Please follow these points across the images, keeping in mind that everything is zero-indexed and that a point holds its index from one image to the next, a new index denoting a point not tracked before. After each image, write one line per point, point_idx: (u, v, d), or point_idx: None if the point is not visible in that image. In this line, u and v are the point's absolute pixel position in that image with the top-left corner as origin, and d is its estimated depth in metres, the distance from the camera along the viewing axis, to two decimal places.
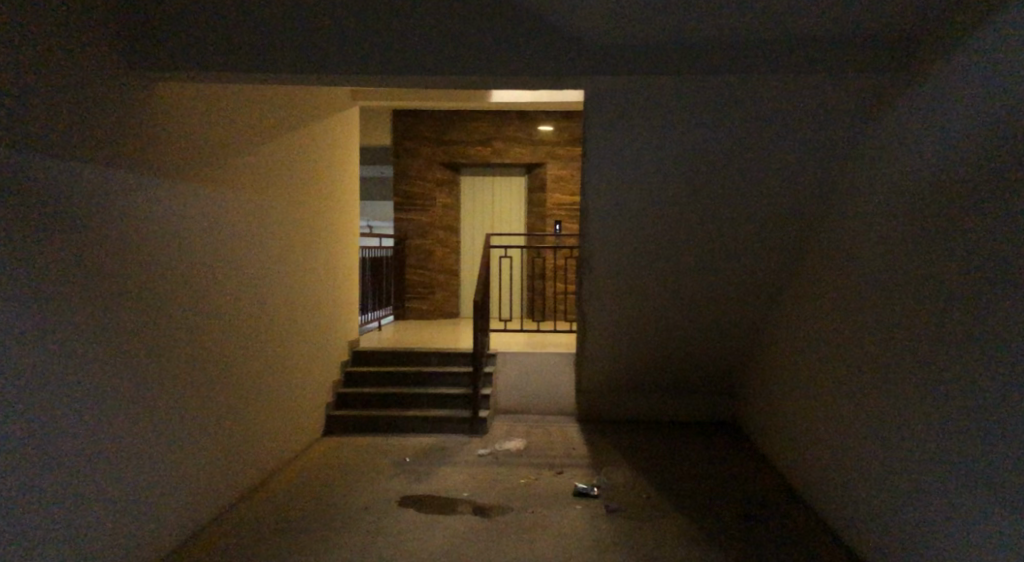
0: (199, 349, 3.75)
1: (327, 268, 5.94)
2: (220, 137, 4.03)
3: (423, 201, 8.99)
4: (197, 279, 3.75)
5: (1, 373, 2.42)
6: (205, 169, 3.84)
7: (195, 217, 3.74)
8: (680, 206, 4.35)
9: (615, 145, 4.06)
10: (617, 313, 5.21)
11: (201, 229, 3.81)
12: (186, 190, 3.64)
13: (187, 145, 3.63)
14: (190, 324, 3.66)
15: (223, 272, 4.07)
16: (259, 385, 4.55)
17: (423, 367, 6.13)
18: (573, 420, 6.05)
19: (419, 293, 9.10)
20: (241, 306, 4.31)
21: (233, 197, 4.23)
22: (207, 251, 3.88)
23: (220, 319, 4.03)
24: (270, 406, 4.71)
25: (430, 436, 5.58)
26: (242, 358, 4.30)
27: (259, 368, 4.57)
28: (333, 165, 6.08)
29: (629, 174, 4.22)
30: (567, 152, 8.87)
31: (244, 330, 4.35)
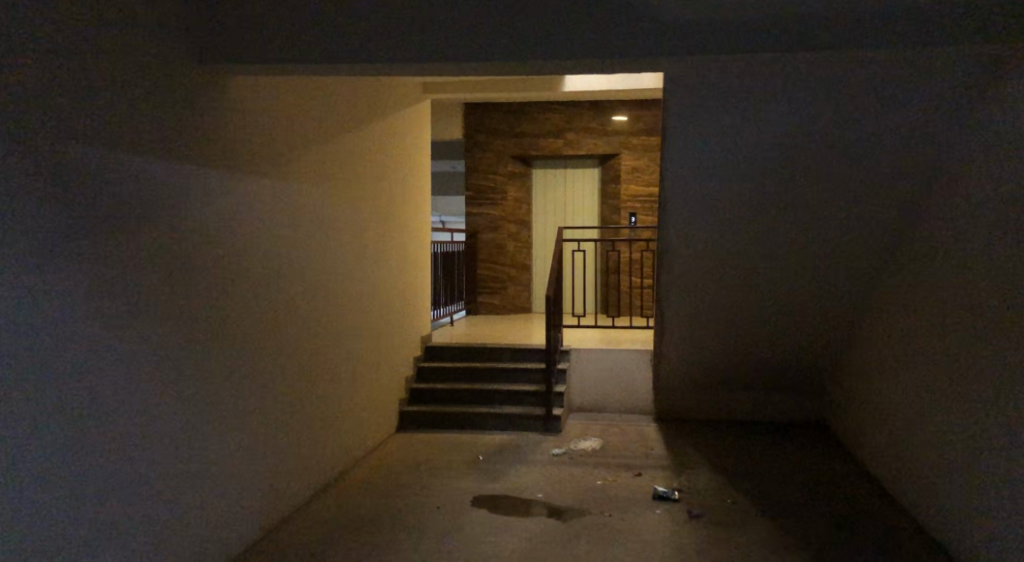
0: (268, 346, 3.74)
1: (399, 262, 5.91)
2: (289, 131, 4.01)
3: (495, 195, 8.90)
4: (267, 275, 3.74)
5: (86, 374, 2.44)
6: (274, 162, 3.83)
7: (263, 213, 3.73)
8: (765, 192, 4.08)
9: (694, 128, 3.83)
10: (697, 307, 4.96)
11: (270, 225, 3.80)
12: (254, 186, 3.63)
13: (255, 140, 3.61)
14: (259, 320, 3.65)
15: (293, 268, 4.06)
16: (330, 382, 4.54)
17: (495, 363, 6.03)
18: (650, 419, 5.83)
19: (492, 288, 9.02)
20: (312, 303, 4.29)
21: (303, 193, 4.22)
22: (276, 247, 3.87)
23: (292, 315, 4.03)
24: (341, 403, 4.69)
25: (503, 432, 5.47)
26: (313, 354, 4.29)
27: (331, 365, 4.56)
28: (405, 160, 6.05)
29: (710, 158, 3.98)
30: (642, 142, 8.62)
31: (315, 326, 4.34)
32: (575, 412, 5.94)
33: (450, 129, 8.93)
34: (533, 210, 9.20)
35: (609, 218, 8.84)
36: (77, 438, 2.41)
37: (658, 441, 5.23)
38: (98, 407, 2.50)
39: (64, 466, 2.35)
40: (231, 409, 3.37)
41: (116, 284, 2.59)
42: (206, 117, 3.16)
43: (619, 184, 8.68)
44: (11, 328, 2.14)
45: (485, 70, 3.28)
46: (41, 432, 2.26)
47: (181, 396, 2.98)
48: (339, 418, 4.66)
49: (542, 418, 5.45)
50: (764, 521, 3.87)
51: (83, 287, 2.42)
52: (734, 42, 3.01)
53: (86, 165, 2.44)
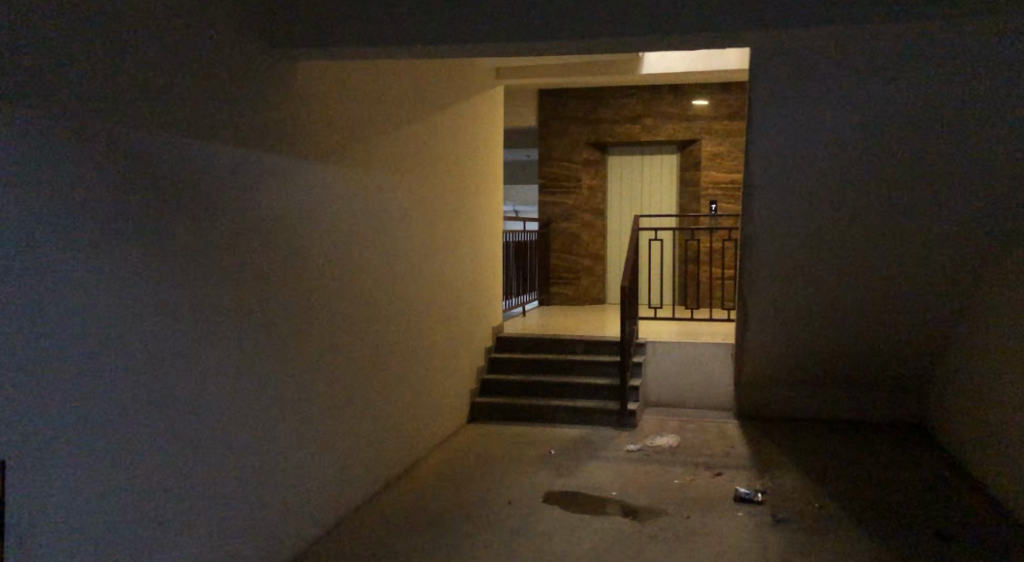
0: (335, 335, 3.71)
1: (471, 250, 5.84)
2: (357, 121, 3.95)
3: (569, 183, 8.71)
4: (334, 264, 3.70)
5: (158, 365, 2.44)
6: (341, 153, 3.78)
7: (331, 202, 3.68)
8: (860, 178, 3.76)
9: (781, 112, 3.55)
10: (782, 302, 4.66)
11: (337, 214, 3.76)
12: (322, 175, 3.58)
13: (322, 129, 3.57)
14: (326, 309, 3.62)
15: (361, 256, 4.01)
16: (399, 372, 4.49)
17: (568, 355, 5.88)
18: (730, 416, 5.56)
19: (565, 278, 8.85)
20: (381, 293, 4.25)
21: (373, 181, 4.17)
22: (344, 236, 3.82)
23: (360, 304, 3.99)
24: (410, 393, 4.65)
25: (576, 426, 5.32)
26: (382, 344, 4.25)
27: (400, 355, 4.51)
28: (477, 148, 5.95)
29: (798, 144, 3.69)
30: (724, 127, 8.26)
31: (384, 316, 4.29)
32: (650, 407, 5.72)
33: (523, 116, 8.79)
34: (608, 199, 8.98)
35: (688, 206, 8.54)
36: (146, 427, 2.39)
37: (738, 439, 4.96)
38: (166, 397, 2.48)
39: (133, 455, 2.34)
40: (297, 398, 3.35)
41: (185, 272, 2.57)
42: (274, 103, 3.13)
43: (699, 171, 8.37)
44: (87, 323, 2.14)
45: (556, 49, 3.12)
46: (112, 421, 2.24)
47: (246, 385, 2.96)
48: (408, 408, 4.61)
49: (616, 413, 5.27)
50: (857, 528, 3.56)
51: (154, 276, 2.41)
52: (828, 8, 2.73)
53: (156, 152, 2.42)
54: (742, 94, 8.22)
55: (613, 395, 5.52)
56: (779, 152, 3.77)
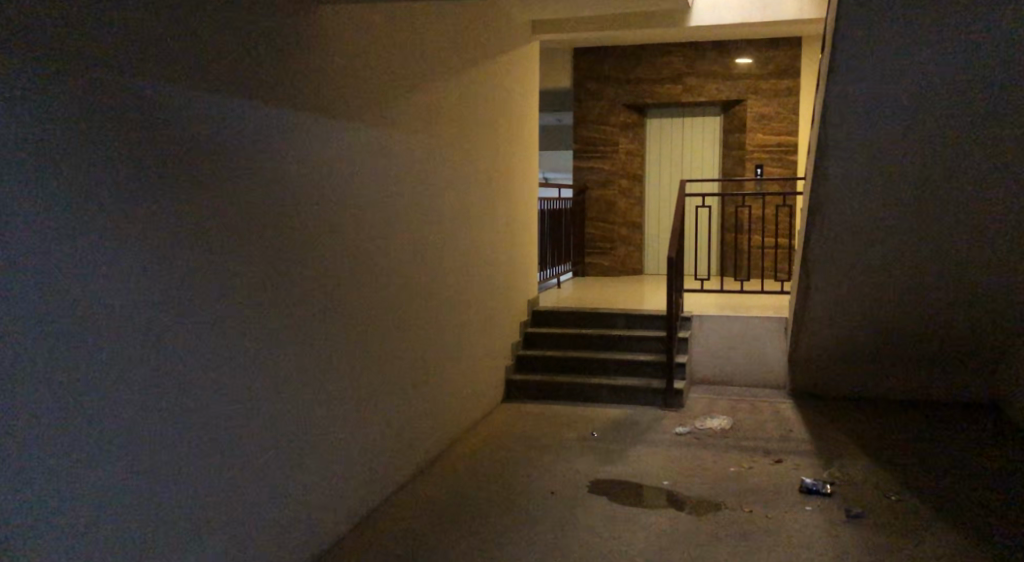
0: (361, 313, 3.39)
1: (505, 218, 5.48)
2: (382, 81, 3.58)
3: (605, 148, 8.28)
4: (358, 236, 3.36)
5: (171, 349, 2.13)
6: (363, 120, 3.41)
7: (354, 169, 3.33)
8: (950, 147, 3.29)
9: (863, 70, 3.08)
10: (848, 279, 4.24)
11: (361, 180, 3.41)
12: (342, 137, 3.23)
13: (343, 88, 3.21)
14: (351, 285, 3.29)
15: (388, 227, 3.68)
16: (430, 353, 4.18)
17: (609, 330, 5.54)
18: (784, 396, 5.19)
19: (601, 248, 8.46)
20: (410, 268, 3.92)
21: (400, 144, 3.81)
22: (368, 206, 3.48)
23: (388, 279, 3.67)
24: (441, 373, 4.34)
25: (618, 406, 5.00)
26: (411, 321, 3.94)
27: (431, 332, 4.20)
28: (512, 111, 5.56)
29: (881, 110, 3.22)
30: (771, 87, 7.75)
31: (414, 292, 3.97)
32: (697, 386, 5.37)
33: (557, 78, 8.34)
34: (647, 164, 8.55)
35: (732, 171, 8.08)
36: (153, 422, 2.08)
37: (795, 422, 4.60)
38: (176, 388, 2.17)
39: (137, 454, 2.02)
40: (320, 384, 3.04)
41: (196, 245, 2.23)
42: (292, 56, 2.79)
43: (744, 134, 7.88)
44: (85, 304, 1.82)
45: None
46: (118, 414, 1.94)
47: (266, 370, 2.65)
48: (439, 389, 4.32)
49: (661, 392, 4.93)
50: (942, 522, 3.19)
51: (160, 247, 2.07)
52: None
53: (163, 106, 2.08)
54: (792, 50, 7.68)
55: (658, 373, 5.17)
56: (857, 121, 3.29)
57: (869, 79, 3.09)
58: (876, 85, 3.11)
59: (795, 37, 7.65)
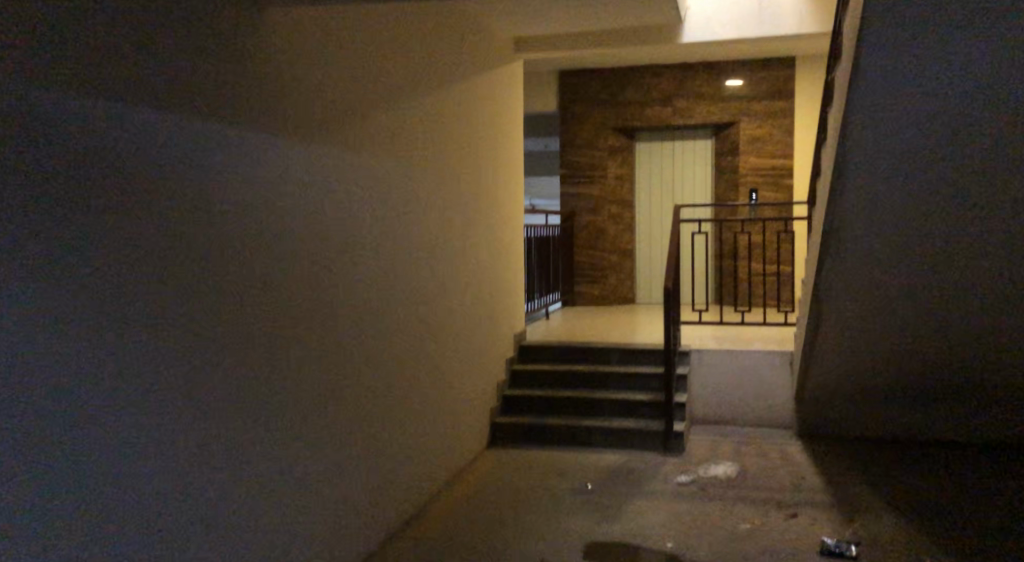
0: (319, 362, 2.98)
1: (489, 247, 5.12)
2: (348, 100, 3.20)
3: (593, 173, 7.97)
4: (317, 274, 2.96)
5: (63, 420, 1.73)
6: (325, 144, 3.03)
7: (312, 199, 2.93)
8: (983, 177, 2.92)
9: (882, 92, 2.75)
10: (862, 312, 3.90)
11: (322, 212, 3.01)
12: (299, 165, 2.83)
13: (302, 107, 2.83)
14: (306, 330, 2.88)
15: (352, 262, 3.27)
16: (399, 401, 3.76)
17: (601, 366, 5.16)
18: (790, 436, 4.82)
19: (591, 277, 8.11)
20: (378, 307, 3.52)
21: (370, 170, 3.43)
22: (330, 240, 3.08)
23: (352, 320, 3.28)
24: (415, 423, 3.93)
25: (613, 451, 4.60)
26: (379, 366, 3.54)
27: (401, 377, 3.78)
28: (494, 135, 5.22)
29: (903, 138, 2.88)
30: (764, 108, 7.48)
31: (382, 334, 3.57)
32: (697, 427, 4.99)
33: (543, 102, 8.06)
34: (636, 189, 8.25)
35: (725, 196, 7.78)
36: (43, 515, 1.67)
37: (807, 470, 4.21)
38: (72, 469, 1.76)
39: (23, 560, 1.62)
40: (268, 446, 2.62)
41: (100, 289, 1.84)
42: (238, 72, 2.42)
43: (738, 157, 7.60)
44: None
45: None
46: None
47: (198, 436, 2.22)
48: (413, 440, 3.90)
49: (659, 435, 4.55)
50: None
51: (43, 297, 1.67)
52: None
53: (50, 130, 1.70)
54: (785, 70, 7.43)
55: (655, 414, 4.79)
56: (877, 146, 2.96)
57: (889, 100, 2.77)
58: (898, 107, 2.78)
59: (788, 56, 7.40)
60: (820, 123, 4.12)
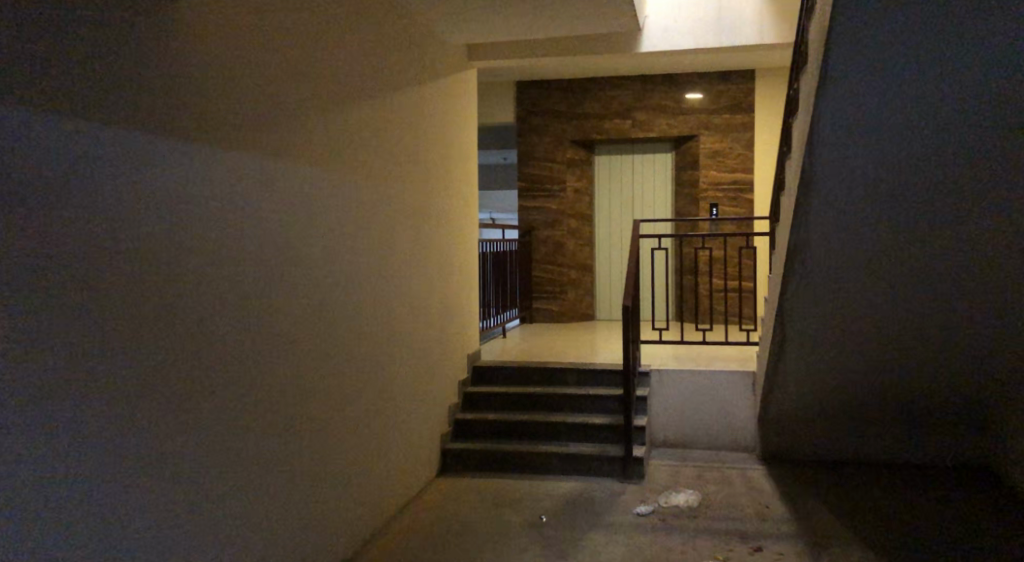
0: (235, 391, 2.69)
1: (442, 263, 4.86)
2: (280, 103, 2.93)
3: (552, 186, 7.78)
4: (234, 293, 2.68)
5: None
6: (250, 150, 2.75)
7: (228, 211, 2.65)
8: (951, 186, 2.79)
9: (851, 95, 2.60)
10: (825, 333, 3.74)
11: (242, 225, 2.73)
12: (213, 173, 2.54)
13: (219, 108, 2.55)
14: (218, 355, 2.59)
15: (282, 281, 2.99)
16: (336, 430, 3.47)
17: (559, 388, 4.92)
18: (753, 460, 4.64)
19: (549, 293, 7.89)
20: (311, 330, 3.24)
21: (305, 180, 3.16)
22: (251, 256, 2.79)
23: (281, 342, 2.99)
24: (355, 453, 3.64)
25: (570, 478, 4.35)
26: (314, 392, 3.26)
27: (339, 404, 3.50)
28: (446, 145, 4.97)
29: (871, 146, 2.74)
30: (724, 121, 7.39)
31: (317, 359, 3.29)
32: (658, 451, 4.78)
33: (500, 113, 7.86)
34: (595, 203, 8.08)
35: (685, 210, 7.66)
36: None
37: (770, 497, 4.03)
38: None
39: None
40: (167, 489, 2.32)
41: None
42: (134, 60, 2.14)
43: (698, 171, 7.49)
44: None
45: None
46: None
47: (64, 481, 1.93)
48: (353, 472, 3.62)
49: (619, 461, 4.32)
50: None
51: None
52: None
53: None
54: (744, 83, 7.35)
55: (614, 438, 4.56)
56: (845, 155, 2.80)
57: (858, 104, 2.62)
58: (866, 111, 2.64)
59: (747, 69, 7.32)
60: (782, 136, 3.99)
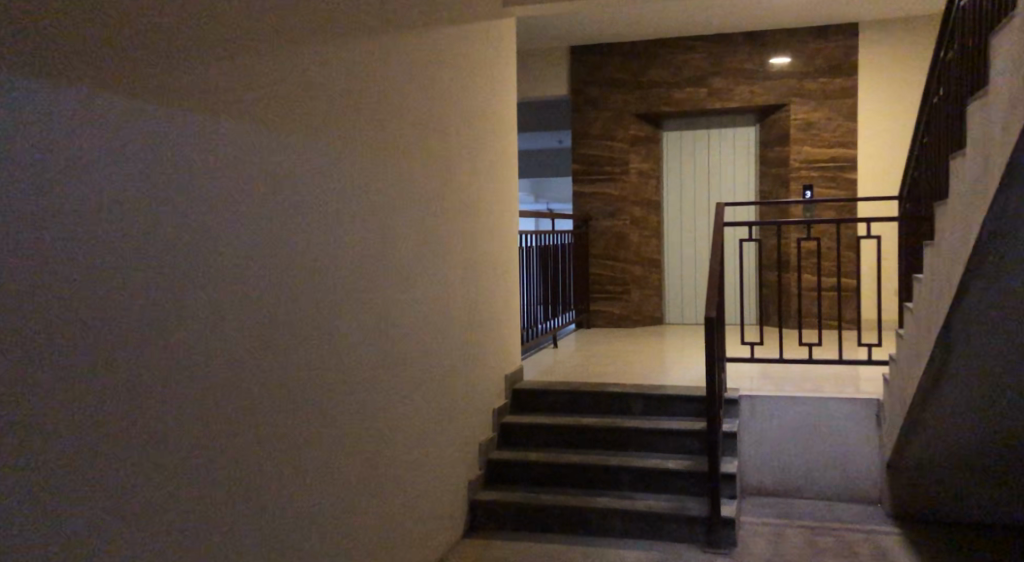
0: (176, 478, 1.67)
1: (476, 262, 3.86)
2: (246, 24, 1.93)
3: (612, 168, 6.68)
4: (169, 320, 1.64)
5: None
6: (192, 91, 1.71)
7: (156, 189, 1.60)
8: None
9: None
10: (1015, 364, 2.57)
11: (184, 211, 1.69)
12: (122, 121, 1.50)
13: (138, 17, 1.53)
14: (138, 428, 1.54)
15: (254, 293, 1.99)
16: (335, 499, 2.48)
17: (621, 419, 3.87)
18: (884, 520, 3.49)
19: (611, 292, 6.79)
20: (299, 364, 2.25)
21: (290, 146, 2.16)
22: (202, 260, 1.76)
23: (261, 390, 2.03)
24: (361, 527, 2.64)
25: (638, 543, 3.30)
26: (305, 453, 2.28)
27: (339, 462, 2.51)
28: (478, 117, 3.96)
29: None
30: (820, 86, 6.17)
31: (310, 403, 2.32)
32: (748, 504, 3.69)
33: (553, 85, 6.80)
34: (664, 188, 6.95)
35: (772, 194, 6.46)
36: None
37: None
38: None
39: None
40: None
41: None
42: None
43: (788, 147, 6.28)
44: None
45: None
46: None
47: None
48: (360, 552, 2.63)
49: (705, 522, 3.24)
50: None
51: None
52: None
53: None
54: (845, 40, 6.11)
55: (696, 489, 3.47)
56: None
57: None
58: None
59: (851, 23, 6.08)
60: (937, 82, 2.83)
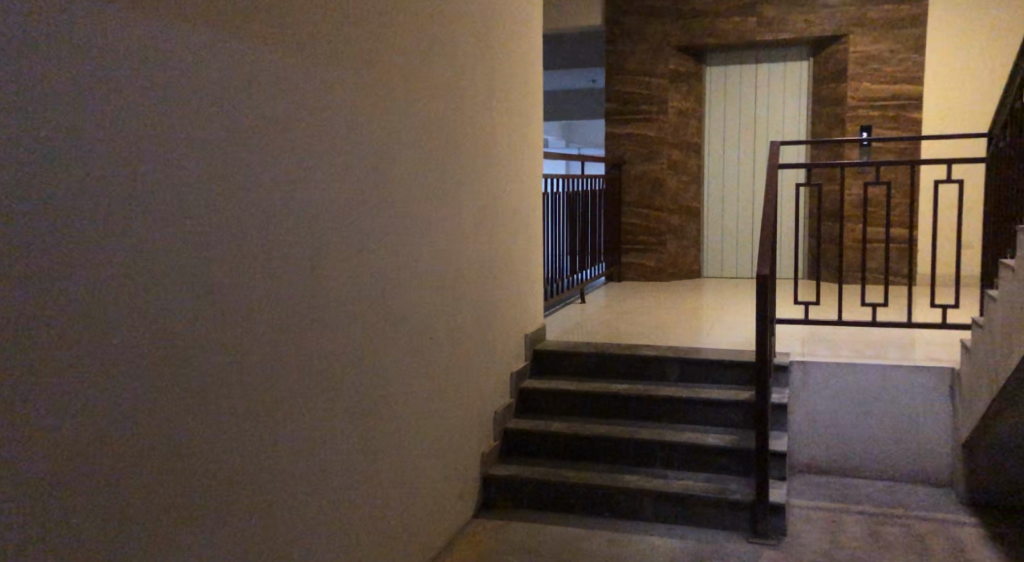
0: (105, 480, 1.27)
1: (494, 208, 3.41)
2: None
3: (649, 106, 6.10)
4: (92, 277, 1.23)
5: None
6: None
7: (54, 100, 1.15)
8: None
9: None
10: None
11: (102, 131, 1.25)
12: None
13: None
14: (33, 426, 1.12)
15: (216, 240, 1.56)
16: (332, 485, 2.09)
17: (653, 386, 3.45)
18: (957, 507, 3.05)
19: (644, 243, 6.29)
20: (287, 329, 1.85)
21: (263, 57, 1.70)
22: (132, 198, 1.32)
23: (235, 362, 1.63)
24: (368, 512, 2.28)
25: (673, 529, 2.91)
26: (298, 435, 1.89)
27: (341, 441, 2.13)
28: (500, 42, 3.45)
29: None
30: (886, 14, 5.48)
31: (303, 377, 1.92)
32: (797, 485, 3.27)
33: (585, 15, 6.20)
34: (705, 130, 6.37)
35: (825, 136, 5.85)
36: None
37: None
38: None
39: None
40: None
41: None
42: None
43: (844, 83, 5.65)
44: None
45: None
46: None
47: None
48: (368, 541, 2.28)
49: (750, 508, 2.83)
50: None
51: None
52: None
53: None
54: None
55: (739, 467, 3.06)
56: None
57: None
58: None
59: None
60: None
